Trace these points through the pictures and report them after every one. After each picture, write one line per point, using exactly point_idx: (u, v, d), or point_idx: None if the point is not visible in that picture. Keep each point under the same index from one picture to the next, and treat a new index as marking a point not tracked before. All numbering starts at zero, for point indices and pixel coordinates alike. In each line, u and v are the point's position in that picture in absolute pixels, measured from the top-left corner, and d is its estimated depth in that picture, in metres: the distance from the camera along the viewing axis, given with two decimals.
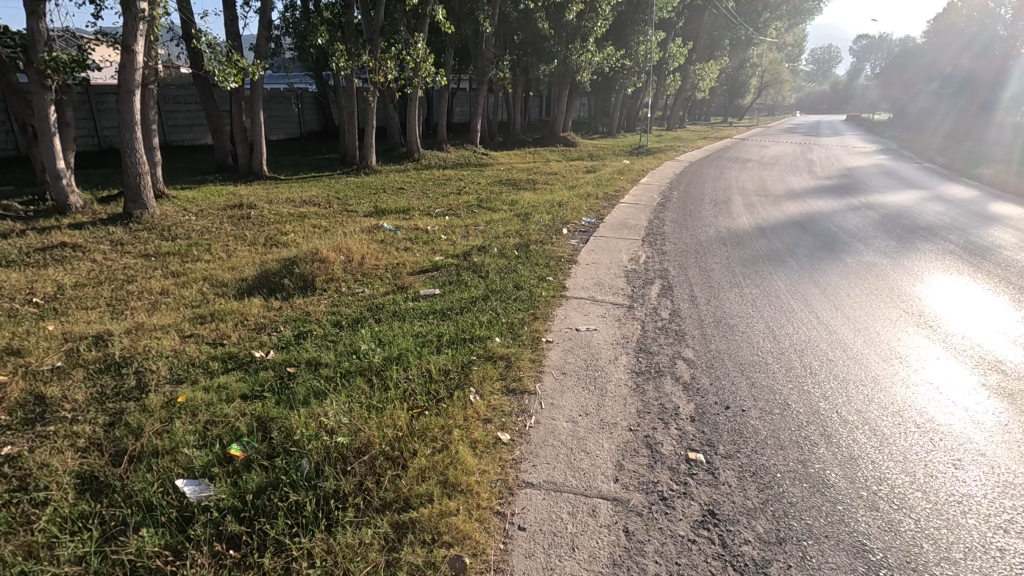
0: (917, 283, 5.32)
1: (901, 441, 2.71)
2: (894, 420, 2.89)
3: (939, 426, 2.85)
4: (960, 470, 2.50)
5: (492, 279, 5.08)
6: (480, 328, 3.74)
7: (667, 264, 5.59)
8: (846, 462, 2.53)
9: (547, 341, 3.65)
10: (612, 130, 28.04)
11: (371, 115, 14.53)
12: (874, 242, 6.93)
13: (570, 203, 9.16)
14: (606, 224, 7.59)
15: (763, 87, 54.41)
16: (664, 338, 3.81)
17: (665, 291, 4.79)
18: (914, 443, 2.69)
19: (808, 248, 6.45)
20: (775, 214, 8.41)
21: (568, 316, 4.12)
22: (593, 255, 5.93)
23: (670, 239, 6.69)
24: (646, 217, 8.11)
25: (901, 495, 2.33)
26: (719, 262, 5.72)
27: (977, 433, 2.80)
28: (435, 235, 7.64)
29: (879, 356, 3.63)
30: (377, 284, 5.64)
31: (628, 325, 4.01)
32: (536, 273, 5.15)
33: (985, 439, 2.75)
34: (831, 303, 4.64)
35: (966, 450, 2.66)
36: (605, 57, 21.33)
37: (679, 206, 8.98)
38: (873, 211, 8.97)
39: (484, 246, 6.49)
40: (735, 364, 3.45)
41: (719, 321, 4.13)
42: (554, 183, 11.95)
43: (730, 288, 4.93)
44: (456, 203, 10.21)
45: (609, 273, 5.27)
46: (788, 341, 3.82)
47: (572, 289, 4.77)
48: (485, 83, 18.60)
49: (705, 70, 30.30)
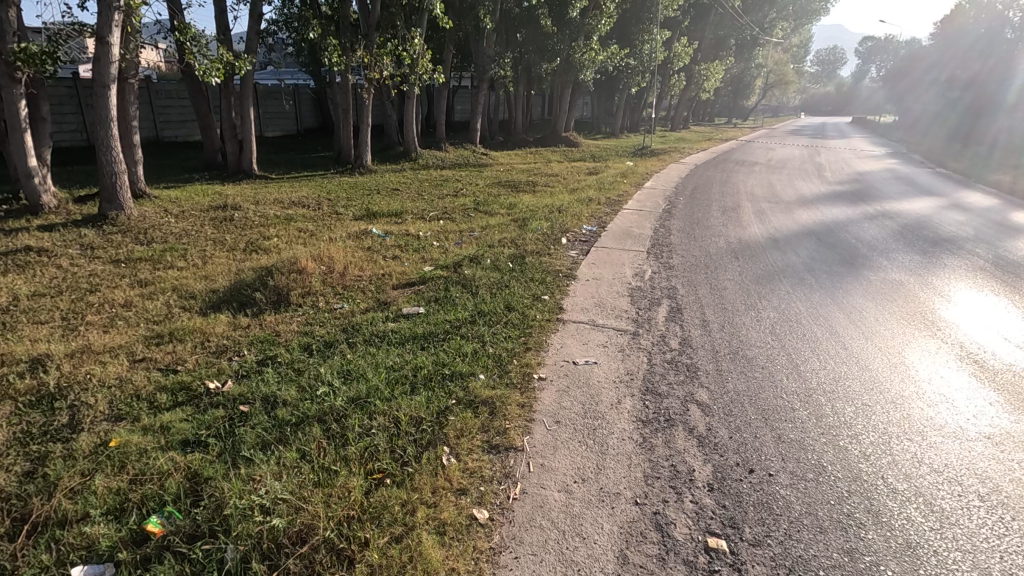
0: (953, 306, 4.81)
1: (967, 522, 2.22)
2: (952, 490, 2.41)
3: (1007, 500, 2.36)
4: None
5: (483, 297, 4.59)
6: (463, 361, 3.26)
7: (674, 281, 5.11)
8: (903, 554, 2.05)
9: (540, 379, 3.16)
10: (615, 130, 27.54)
11: (366, 112, 14.01)
12: (896, 256, 6.44)
13: (570, 208, 8.68)
14: (608, 233, 7.11)
15: (769, 89, 53.87)
16: (674, 376, 3.31)
17: (674, 315, 4.29)
18: (983, 525, 2.20)
19: (827, 262, 5.96)
20: (787, 223, 7.93)
21: (565, 345, 3.64)
22: (594, 270, 5.44)
23: (677, 251, 6.21)
24: (651, 225, 7.62)
25: None
26: (731, 278, 5.24)
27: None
28: (426, 242, 7.15)
29: (922, 400, 3.16)
30: (357, 300, 5.15)
31: (632, 358, 3.52)
32: (531, 291, 4.67)
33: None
34: (860, 331, 4.16)
35: None
36: (609, 56, 20.82)
37: (685, 213, 8.49)
38: (890, 220, 8.48)
39: (477, 256, 5.99)
40: (757, 411, 2.96)
41: (735, 353, 3.65)
42: (555, 186, 11.47)
43: (746, 310, 4.45)
44: (451, 206, 9.72)
45: (611, 291, 4.79)
46: (815, 380, 3.34)
47: (570, 311, 4.28)
48: (486, 82, 18.11)
49: (710, 70, 29.78)
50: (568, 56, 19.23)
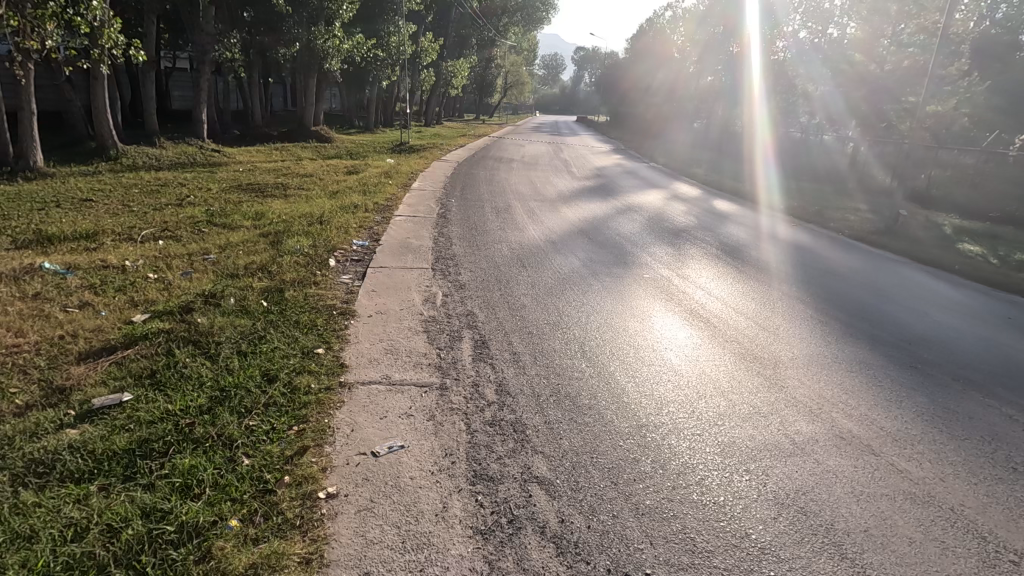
0: (713, 298, 5.23)
1: (820, 563, 2.11)
2: (790, 520, 2.34)
3: (832, 518, 2.35)
4: None
5: (226, 364, 3.26)
6: (203, 502, 2.14)
7: (471, 304, 4.57)
8: None
9: (329, 498, 2.25)
10: (368, 124, 26.19)
11: (26, 95, 10.19)
12: (653, 249, 6.96)
13: (334, 217, 7.47)
14: (384, 248, 6.23)
15: (508, 88, 58.23)
16: (502, 446, 2.69)
17: (481, 352, 3.70)
18: (832, 561, 2.13)
19: (602, 263, 6.07)
20: (557, 222, 8.08)
21: (358, 427, 2.75)
22: (375, 301, 4.51)
23: (464, 265, 5.68)
24: (429, 234, 6.95)
25: None
26: (526, 292, 4.92)
27: (898, 528, 2.32)
28: (136, 276, 5.22)
29: (736, 416, 3.12)
30: (6, 389, 3.14)
31: (449, 430, 2.79)
32: (302, 345, 3.55)
33: (913, 538, 2.27)
34: (658, 340, 4.11)
35: (874, 552, 2.19)
36: (355, 45, 19.35)
37: (460, 217, 8.06)
38: (637, 214, 9.34)
39: (215, 294, 4.46)
40: (604, 475, 2.52)
41: (557, 393, 3.20)
42: (311, 188, 9.98)
43: (551, 331, 4.09)
44: (173, 220, 7.53)
45: (401, 330, 3.96)
46: (642, 412, 3.07)
47: (354, 368, 3.34)
48: (209, 63, 15.10)
49: (456, 67, 30.31)
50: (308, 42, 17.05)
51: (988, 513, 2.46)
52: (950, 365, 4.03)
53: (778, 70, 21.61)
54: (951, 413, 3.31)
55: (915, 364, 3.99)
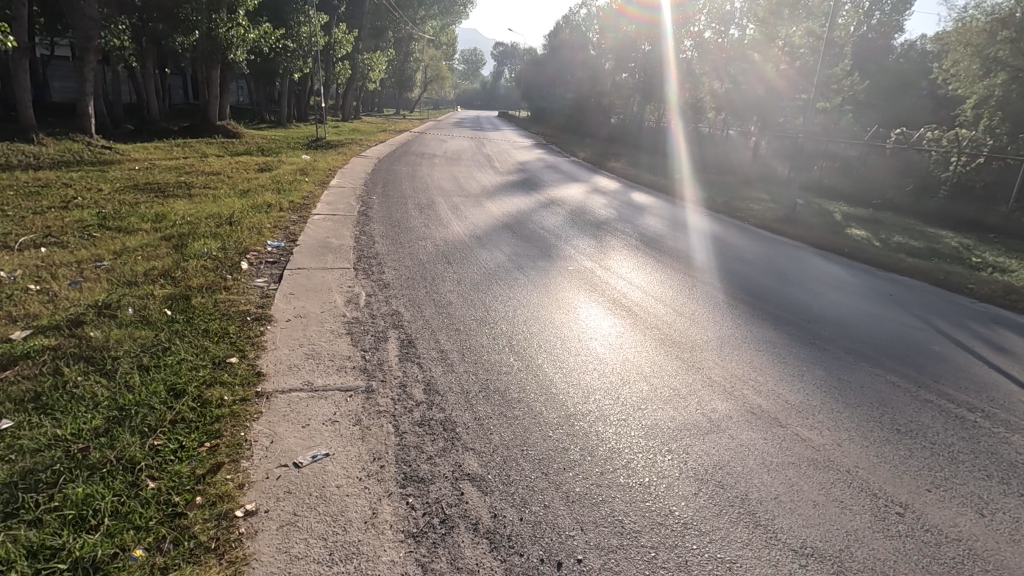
0: (633, 287, 5.42)
1: (738, 533, 2.25)
2: (710, 493, 2.47)
3: (748, 489, 2.51)
4: (798, 553, 2.17)
5: (125, 381, 2.98)
6: (101, 534, 1.95)
7: (396, 303, 4.47)
8: None
9: (249, 516, 2.12)
10: (280, 119, 24.89)
11: None
12: (576, 242, 7.13)
13: (245, 217, 7.04)
14: (302, 249, 5.96)
15: (428, 82, 57.37)
16: (432, 445, 2.65)
17: (408, 351, 3.62)
18: (747, 528, 2.28)
19: (527, 257, 6.14)
20: (481, 217, 8.07)
21: (278, 438, 2.61)
22: (293, 304, 4.30)
23: (388, 264, 5.54)
24: (349, 233, 6.72)
25: None
26: (452, 288, 4.88)
27: (804, 493, 2.52)
28: (13, 288, 4.65)
29: (658, 399, 3.26)
30: None
31: (376, 433, 2.72)
32: (213, 355, 3.31)
33: (816, 501, 2.47)
34: (584, 331, 4.21)
35: (785, 516, 2.36)
36: (262, 35, 18.30)
37: (382, 215, 7.85)
38: (560, 208, 9.52)
39: (110, 304, 4.06)
40: (535, 467, 2.55)
41: (485, 388, 3.20)
42: (219, 187, 9.35)
43: (479, 327, 4.08)
44: (57, 224, 6.78)
45: (322, 333, 3.80)
46: (570, 402, 3.13)
47: (272, 376, 3.17)
48: (93, 51, 13.73)
49: (373, 61, 29.48)
50: (209, 31, 15.92)
51: (878, 471, 2.72)
52: (843, 340, 4.42)
53: (686, 69, 22.84)
54: (845, 383, 3.63)
55: (814, 340, 4.35)
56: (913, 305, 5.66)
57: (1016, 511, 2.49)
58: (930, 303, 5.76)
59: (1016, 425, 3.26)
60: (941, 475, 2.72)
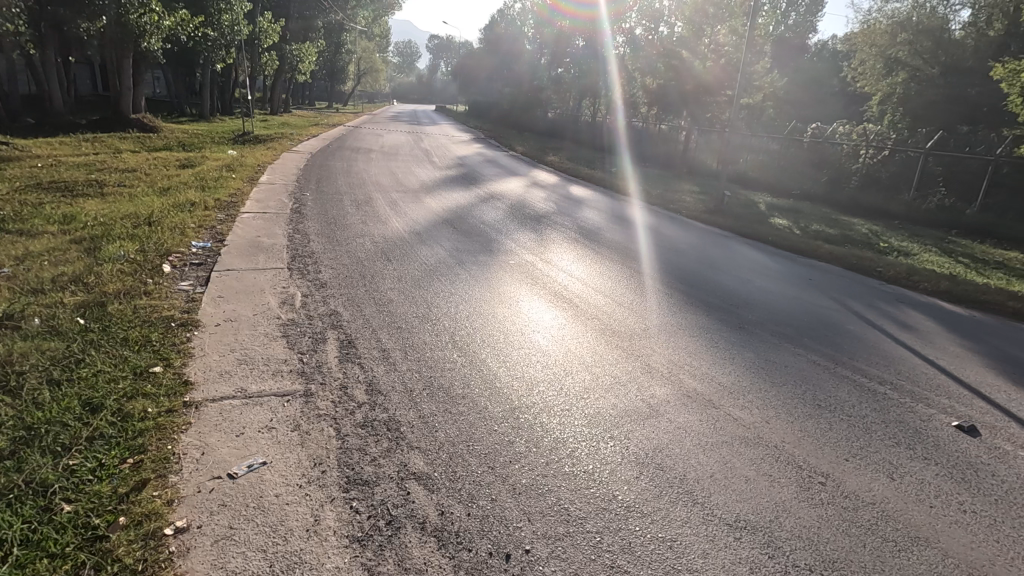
0: (574, 279, 5.52)
1: (678, 512, 2.35)
2: (650, 475, 2.57)
3: (685, 469, 2.63)
4: (733, 526, 2.29)
5: (32, 397, 2.73)
6: (9, 565, 1.78)
7: (334, 303, 4.34)
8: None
9: (179, 534, 2.01)
10: (203, 112, 23.50)
11: None
12: (516, 236, 7.17)
13: (167, 217, 6.61)
14: (230, 249, 5.67)
15: (362, 75, 55.78)
16: (376, 447, 2.60)
17: (348, 352, 3.53)
18: (685, 506, 2.38)
19: (468, 252, 6.11)
20: (421, 212, 7.96)
21: (210, 450, 2.48)
22: (222, 308, 4.09)
23: (324, 262, 5.37)
24: (282, 232, 6.45)
25: None
26: (392, 286, 4.79)
27: (737, 469, 2.66)
28: None
29: (600, 388, 3.34)
30: None
31: (317, 438, 2.63)
32: (134, 365, 3.09)
33: (748, 476, 2.62)
34: (526, 324, 4.24)
35: (719, 492, 2.49)
36: (179, 22, 17.18)
37: (317, 212, 7.59)
38: (500, 202, 9.54)
39: (12, 315, 3.70)
40: (481, 461, 2.56)
41: (429, 386, 3.17)
42: (136, 185, 8.73)
43: (421, 324, 4.03)
44: None
45: (255, 337, 3.64)
46: (515, 395, 3.16)
47: (201, 385, 3.00)
48: None
49: (302, 52, 28.36)
50: (118, 17, 14.78)
51: (802, 444, 2.91)
52: (769, 323, 4.68)
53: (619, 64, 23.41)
54: (772, 364, 3.85)
55: (743, 325, 4.58)
56: (829, 288, 6.08)
57: (922, 474, 2.73)
58: (845, 286, 6.20)
59: (920, 395, 3.58)
60: (856, 444, 2.95)
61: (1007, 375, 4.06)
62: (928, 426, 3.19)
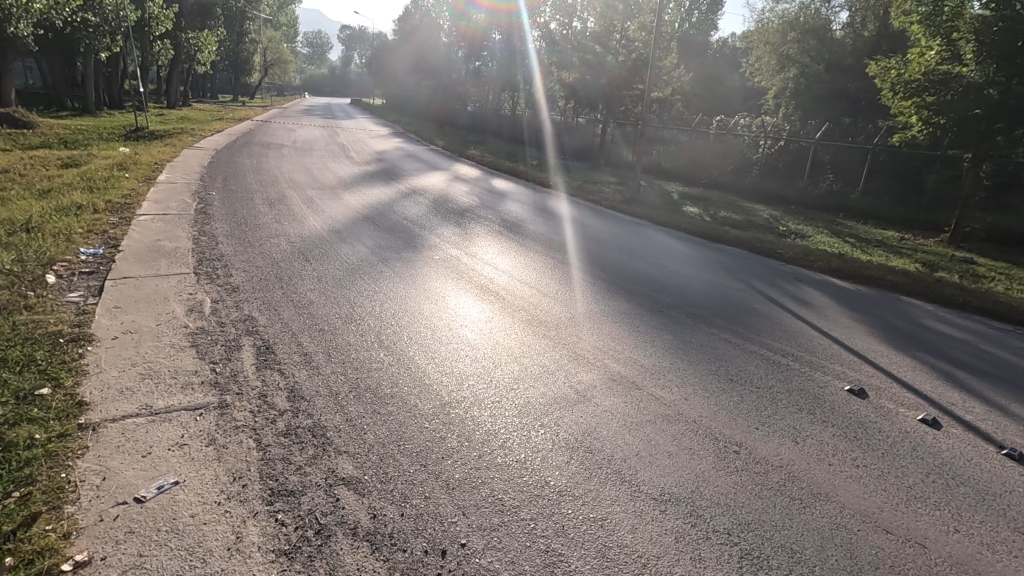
0: (500, 272, 5.53)
1: (606, 491, 2.43)
2: (580, 459, 2.64)
3: (613, 450, 2.72)
4: (658, 500, 2.40)
5: None
6: None
7: (249, 308, 4.10)
8: (594, 554, 2.08)
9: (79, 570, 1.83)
10: (87, 105, 21.33)
11: None
12: (441, 231, 7.09)
13: (49, 221, 5.95)
14: (126, 255, 5.20)
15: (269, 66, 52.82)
16: (301, 455, 2.50)
17: (266, 358, 3.35)
18: (613, 485, 2.47)
19: (391, 249, 5.97)
20: (339, 210, 7.69)
21: (112, 474, 2.27)
22: (120, 319, 3.75)
23: (235, 265, 5.06)
24: (185, 234, 6.00)
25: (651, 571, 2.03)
26: (312, 287, 4.60)
27: (660, 446, 2.79)
28: None
29: (529, 377, 3.39)
30: None
31: (235, 451, 2.49)
32: (15, 388, 2.76)
33: (670, 451, 2.76)
34: (454, 319, 4.21)
35: (644, 469, 2.60)
36: (53, 6, 15.48)
37: (225, 212, 7.13)
38: (422, 197, 9.39)
39: None
40: (413, 460, 2.52)
41: (356, 388, 3.08)
42: (9, 187, 7.79)
43: (344, 324, 3.91)
44: None
45: (161, 349, 3.37)
46: (445, 391, 3.14)
47: (99, 405, 2.74)
48: None
49: (201, 40, 26.46)
50: None
51: (717, 417, 3.11)
52: (685, 306, 4.94)
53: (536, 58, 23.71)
54: (688, 344, 4.07)
55: (661, 309, 4.81)
56: (737, 270, 6.50)
57: (821, 436, 2.99)
58: (751, 268, 6.65)
59: (818, 364, 3.91)
60: (765, 413, 3.18)
61: (889, 341, 4.53)
62: (825, 392, 3.51)
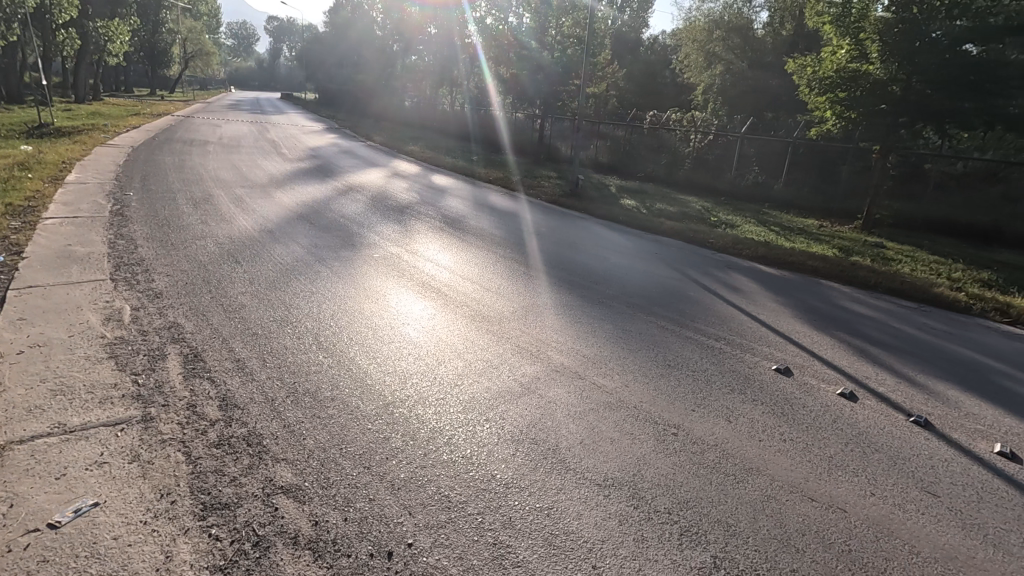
0: (442, 269, 5.48)
1: (551, 480, 2.47)
2: (525, 450, 2.67)
3: (557, 439, 2.77)
4: (602, 485, 2.47)
5: None
6: None
7: (174, 314, 3.87)
8: (541, 543, 2.11)
9: None
10: None
11: None
12: (379, 228, 6.94)
13: None
14: (32, 262, 4.78)
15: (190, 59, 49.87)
16: (235, 465, 2.39)
17: (195, 367, 3.18)
18: (558, 474, 2.51)
19: (328, 248, 5.80)
20: (271, 209, 7.38)
21: (21, 500, 2.09)
22: (26, 332, 3.45)
23: (157, 269, 4.76)
24: (100, 238, 5.59)
25: (597, 554, 2.08)
26: (243, 290, 4.39)
27: (603, 433, 2.86)
28: None
29: (473, 373, 3.38)
30: None
31: (163, 465, 2.35)
32: None
33: (612, 437, 2.83)
34: (395, 317, 4.13)
35: (588, 456, 2.66)
36: None
37: (144, 213, 6.68)
38: (359, 194, 9.16)
39: None
40: (356, 462, 2.46)
41: (294, 392, 2.97)
42: None
43: (279, 327, 3.76)
44: None
45: (75, 362, 3.13)
46: (387, 390, 3.08)
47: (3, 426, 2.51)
48: None
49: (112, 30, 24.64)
50: None
51: (656, 401, 3.22)
52: (624, 296, 5.07)
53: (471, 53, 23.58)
54: (628, 333, 4.19)
55: (602, 299, 4.92)
56: (672, 260, 6.73)
57: (753, 413, 3.16)
58: (686, 258, 6.91)
59: (748, 347, 4.12)
60: (701, 396, 3.32)
61: (811, 322, 4.83)
62: (755, 372, 3.70)
